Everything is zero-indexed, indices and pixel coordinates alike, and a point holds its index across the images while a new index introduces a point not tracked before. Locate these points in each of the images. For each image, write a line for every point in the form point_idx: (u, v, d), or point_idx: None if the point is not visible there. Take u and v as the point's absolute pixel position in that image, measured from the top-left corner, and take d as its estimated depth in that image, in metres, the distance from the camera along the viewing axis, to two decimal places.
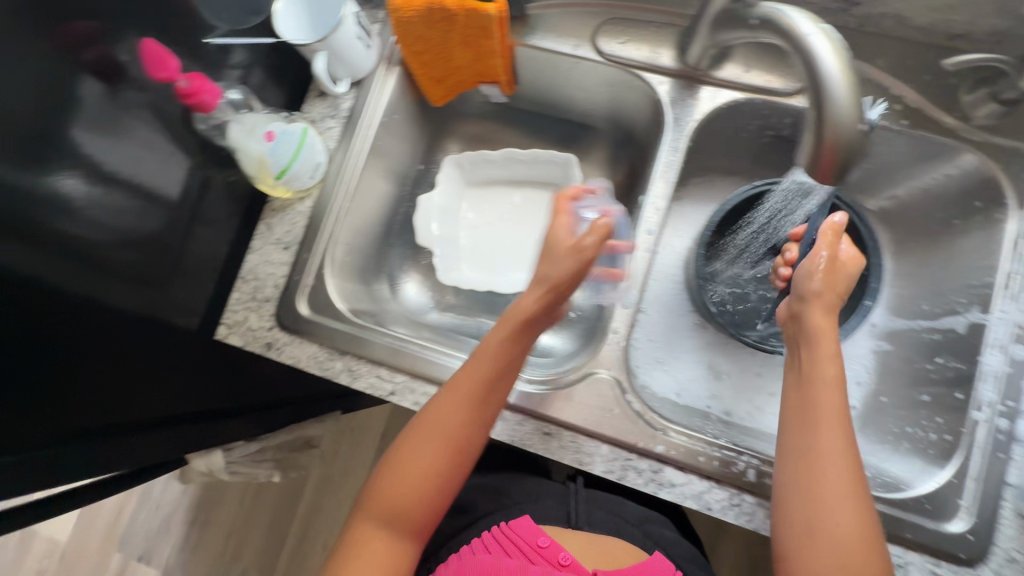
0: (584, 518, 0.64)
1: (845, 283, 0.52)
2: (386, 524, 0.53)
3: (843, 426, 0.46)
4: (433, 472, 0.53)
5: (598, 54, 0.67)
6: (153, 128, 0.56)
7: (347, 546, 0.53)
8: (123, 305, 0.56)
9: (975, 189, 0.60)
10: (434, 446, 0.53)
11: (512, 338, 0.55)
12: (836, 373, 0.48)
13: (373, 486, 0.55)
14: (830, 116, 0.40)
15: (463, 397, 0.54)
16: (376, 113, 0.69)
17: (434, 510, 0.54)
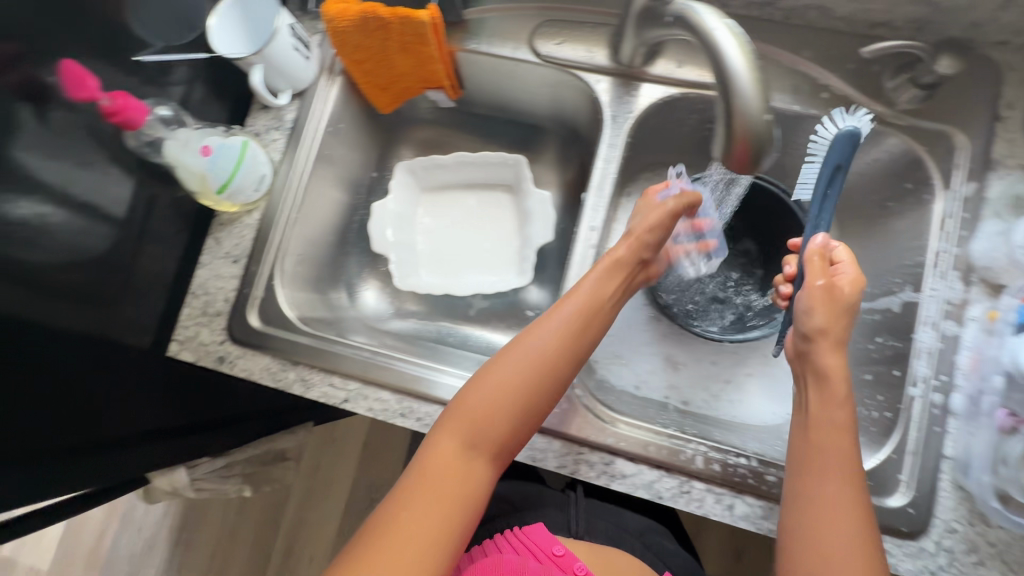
0: (584, 528, 0.67)
1: (848, 314, 0.51)
2: (469, 443, 0.50)
3: (850, 474, 0.46)
4: (523, 389, 0.52)
5: (536, 56, 0.68)
6: (91, 148, 0.56)
7: (420, 463, 0.50)
8: (70, 326, 0.56)
9: (904, 171, 0.62)
10: (529, 363, 0.53)
11: (611, 269, 0.59)
12: (845, 419, 0.48)
13: (453, 405, 0.53)
14: (739, 105, 0.42)
15: (558, 321, 0.55)
16: (321, 124, 0.70)
17: (519, 439, 0.52)
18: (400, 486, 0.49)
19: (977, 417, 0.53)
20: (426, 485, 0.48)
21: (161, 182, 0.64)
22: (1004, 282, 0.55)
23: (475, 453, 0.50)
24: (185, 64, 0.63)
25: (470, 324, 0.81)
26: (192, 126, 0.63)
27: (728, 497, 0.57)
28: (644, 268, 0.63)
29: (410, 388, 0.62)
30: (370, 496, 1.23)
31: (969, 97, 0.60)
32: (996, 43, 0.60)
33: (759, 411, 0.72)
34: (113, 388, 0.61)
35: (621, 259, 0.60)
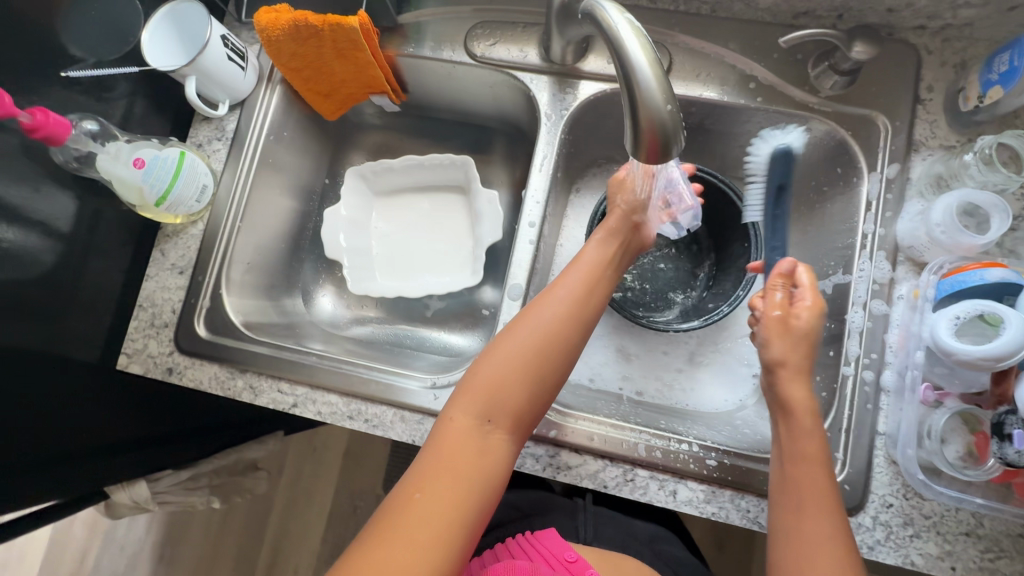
0: (593, 533, 0.66)
1: (807, 340, 0.54)
2: (485, 416, 0.50)
3: (830, 507, 0.47)
4: (532, 361, 0.53)
5: (472, 58, 0.69)
6: (26, 163, 0.56)
7: (436, 440, 0.49)
8: (12, 342, 0.56)
9: (834, 156, 0.64)
10: (535, 335, 0.54)
11: (606, 244, 0.61)
12: (815, 448, 0.50)
13: (463, 383, 0.53)
14: (643, 97, 0.42)
15: (560, 295, 0.57)
16: (263, 132, 0.72)
17: (532, 410, 0.53)
18: (420, 462, 0.48)
19: (905, 392, 0.55)
20: (446, 459, 0.47)
21: (104, 196, 0.64)
22: (926, 260, 0.57)
23: (492, 424, 0.50)
24: (124, 79, 0.64)
25: (426, 326, 0.81)
26: (122, 138, 0.63)
27: (671, 483, 0.58)
28: (640, 243, 0.64)
29: (357, 390, 0.63)
30: (352, 503, 1.22)
31: (889, 82, 0.62)
32: (914, 27, 0.62)
33: (712, 399, 0.72)
34: (66, 402, 0.61)
35: (614, 231, 0.62)
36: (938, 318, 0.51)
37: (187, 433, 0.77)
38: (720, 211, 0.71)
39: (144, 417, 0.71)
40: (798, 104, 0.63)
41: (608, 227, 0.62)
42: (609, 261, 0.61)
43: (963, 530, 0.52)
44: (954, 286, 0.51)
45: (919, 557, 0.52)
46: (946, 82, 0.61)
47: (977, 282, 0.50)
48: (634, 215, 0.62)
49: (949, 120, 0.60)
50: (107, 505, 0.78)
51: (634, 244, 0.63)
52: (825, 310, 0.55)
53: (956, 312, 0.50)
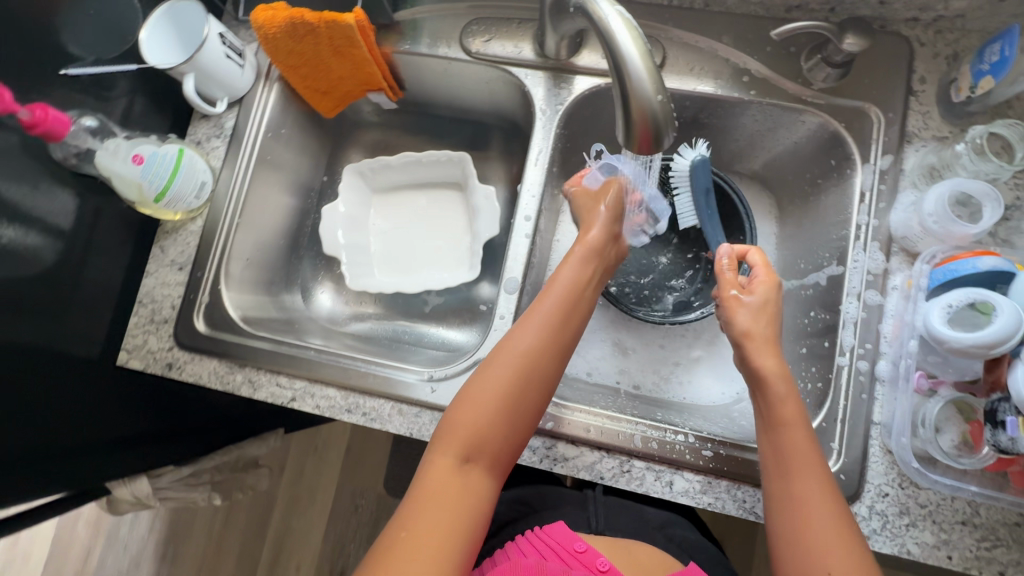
0: (606, 523, 0.62)
1: (772, 315, 0.56)
2: (465, 455, 0.50)
3: (816, 468, 0.48)
4: (511, 395, 0.53)
5: (467, 55, 0.70)
6: (26, 162, 0.56)
7: (419, 483, 0.49)
8: (13, 339, 0.56)
9: (828, 148, 0.64)
10: (514, 367, 0.54)
11: (585, 262, 0.61)
12: (793, 413, 0.50)
13: (444, 421, 0.53)
14: (634, 87, 0.43)
15: (540, 322, 0.56)
16: (261, 128, 0.73)
17: (513, 440, 0.52)
18: (404, 505, 0.48)
19: (899, 381, 0.55)
20: (429, 502, 0.47)
21: (104, 194, 0.65)
22: (920, 250, 0.57)
23: (472, 463, 0.50)
24: (123, 77, 0.64)
25: (425, 322, 0.82)
26: (121, 135, 0.64)
27: (668, 473, 0.58)
28: (618, 253, 0.65)
29: (354, 384, 0.63)
30: (354, 500, 1.23)
31: (881, 74, 0.62)
32: (906, 20, 0.62)
33: (708, 391, 0.73)
34: (67, 398, 0.61)
35: (595, 250, 0.61)
36: (931, 307, 0.51)
37: (185, 429, 0.77)
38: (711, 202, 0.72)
39: (142, 413, 0.71)
40: (791, 96, 0.64)
41: (584, 246, 0.61)
42: (587, 281, 0.60)
43: (960, 519, 0.52)
44: (946, 275, 0.52)
45: (915, 546, 0.52)
46: (938, 73, 0.61)
47: (969, 270, 0.50)
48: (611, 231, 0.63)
49: (942, 111, 0.60)
50: (108, 501, 0.78)
51: (611, 258, 0.63)
52: (779, 282, 0.57)
53: (949, 300, 0.50)
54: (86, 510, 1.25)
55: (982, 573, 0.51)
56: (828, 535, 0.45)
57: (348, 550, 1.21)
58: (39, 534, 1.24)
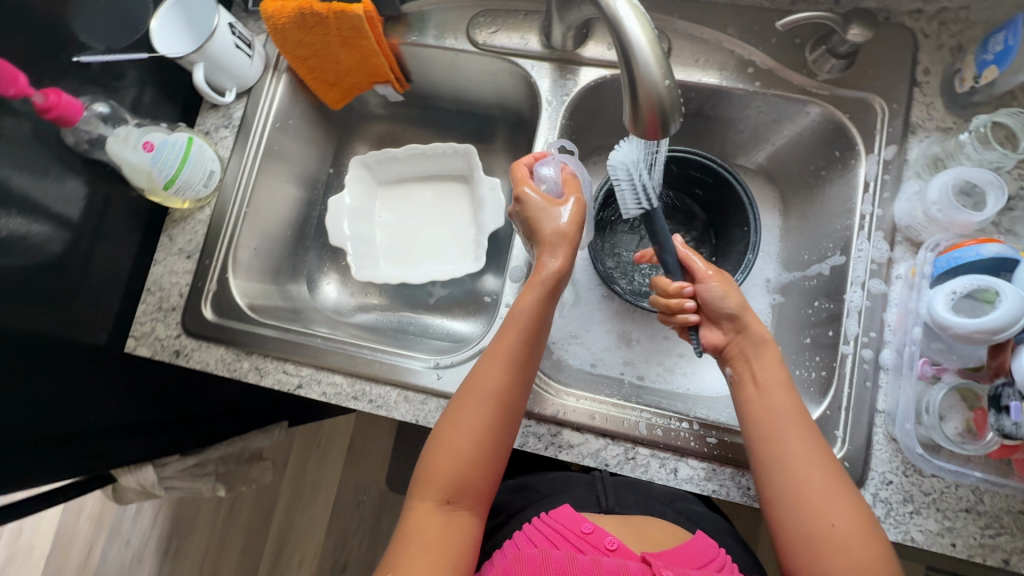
0: (615, 500, 0.63)
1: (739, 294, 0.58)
2: (444, 498, 0.51)
3: (805, 423, 0.50)
4: (482, 439, 0.52)
5: (474, 46, 0.70)
6: (37, 149, 0.57)
7: (404, 529, 0.50)
8: (24, 325, 0.56)
9: (832, 139, 0.64)
10: (483, 410, 0.53)
11: (548, 297, 0.57)
12: (783, 378, 0.53)
13: (420, 466, 0.53)
14: (642, 71, 0.43)
15: (505, 363, 0.54)
16: (269, 118, 0.73)
17: (490, 475, 0.53)
18: (393, 551, 0.49)
19: (902, 369, 0.55)
20: (415, 547, 0.48)
21: (114, 182, 0.65)
22: (924, 239, 0.57)
23: (453, 505, 0.51)
24: (133, 67, 0.65)
25: (431, 313, 0.82)
26: (132, 122, 0.64)
27: (673, 461, 0.58)
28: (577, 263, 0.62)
29: (361, 371, 0.63)
30: (356, 495, 1.23)
31: (885, 65, 0.63)
32: (911, 11, 0.63)
33: (712, 382, 0.73)
34: (75, 384, 0.62)
35: (556, 287, 0.58)
36: (935, 294, 0.51)
37: (193, 418, 0.78)
38: (714, 190, 0.72)
39: (149, 400, 0.71)
40: (796, 88, 0.64)
41: (542, 281, 0.57)
42: (549, 312, 0.57)
43: (963, 506, 0.52)
44: (950, 263, 0.52)
45: (919, 533, 0.52)
46: (942, 65, 0.62)
47: (973, 257, 0.51)
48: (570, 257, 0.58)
49: (946, 102, 0.61)
50: (114, 489, 0.79)
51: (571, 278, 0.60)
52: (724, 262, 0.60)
53: (952, 288, 0.50)
54: (89, 504, 1.25)
55: (986, 560, 0.51)
56: (823, 483, 0.48)
57: (350, 545, 1.21)
58: (43, 528, 1.24)
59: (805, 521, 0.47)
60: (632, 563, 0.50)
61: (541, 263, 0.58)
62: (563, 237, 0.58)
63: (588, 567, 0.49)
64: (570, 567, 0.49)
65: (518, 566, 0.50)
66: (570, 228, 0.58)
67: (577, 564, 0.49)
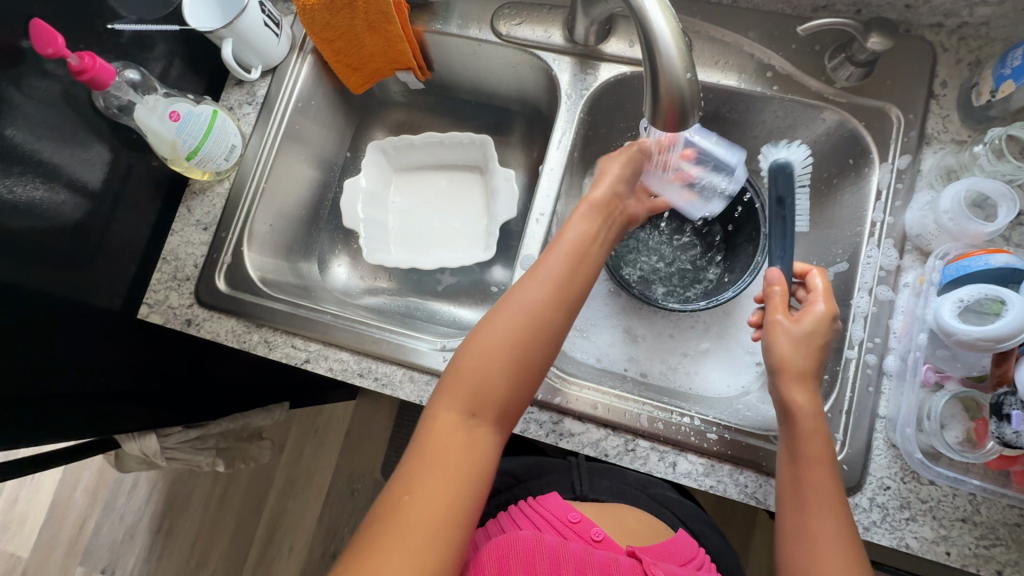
0: (590, 487, 0.66)
1: (823, 347, 0.53)
2: (469, 410, 0.48)
3: (835, 509, 0.48)
4: (516, 349, 0.50)
5: (497, 37, 0.72)
6: (66, 113, 0.58)
7: (422, 441, 0.47)
8: (46, 288, 0.58)
9: (846, 147, 0.65)
10: (517, 324, 0.51)
11: (591, 222, 0.57)
12: (818, 451, 0.50)
13: (446, 377, 0.51)
14: (665, 67, 0.44)
15: (547, 279, 0.52)
16: (292, 97, 0.75)
17: (518, 395, 0.50)
18: (405, 465, 0.46)
19: (906, 375, 0.56)
20: (433, 462, 0.46)
21: (136, 151, 0.67)
22: (933, 248, 0.58)
23: (477, 419, 0.48)
24: (162, 39, 0.66)
25: (438, 300, 0.83)
26: (160, 91, 0.65)
27: (672, 455, 0.59)
28: (624, 219, 0.61)
29: (369, 348, 0.64)
30: (351, 483, 1.23)
31: (903, 75, 0.63)
32: (931, 25, 0.63)
33: (713, 383, 0.73)
34: (91, 351, 0.63)
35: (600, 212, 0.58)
36: (942, 301, 0.52)
37: (197, 394, 0.78)
38: None
39: (154, 370, 0.71)
40: (813, 93, 0.65)
41: (584, 213, 0.57)
42: (591, 247, 0.56)
43: (960, 516, 0.52)
44: (958, 271, 0.53)
45: (914, 540, 0.52)
46: (960, 79, 0.63)
47: (982, 267, 0.51)
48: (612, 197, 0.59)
49: (962, 115, 0.61)
50: (117, 455, 0.80)
51: (617, 217, 0.60)
52: (829, 317, 0.53)
53: (959, 295, 0.51)
54: (86, 477, 1.26)
55: (980, 571, 0.51)
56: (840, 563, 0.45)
57: (341, 533, 1.21)
58: (39, 498, 1.26)
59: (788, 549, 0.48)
60: (621, 557, 0.51)
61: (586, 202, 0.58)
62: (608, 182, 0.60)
63: (581, 557, 0.48)
64: (563, 557, 0.48)
65: (511, 549, 0.48)
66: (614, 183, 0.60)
67: (569, 551, 0.49)
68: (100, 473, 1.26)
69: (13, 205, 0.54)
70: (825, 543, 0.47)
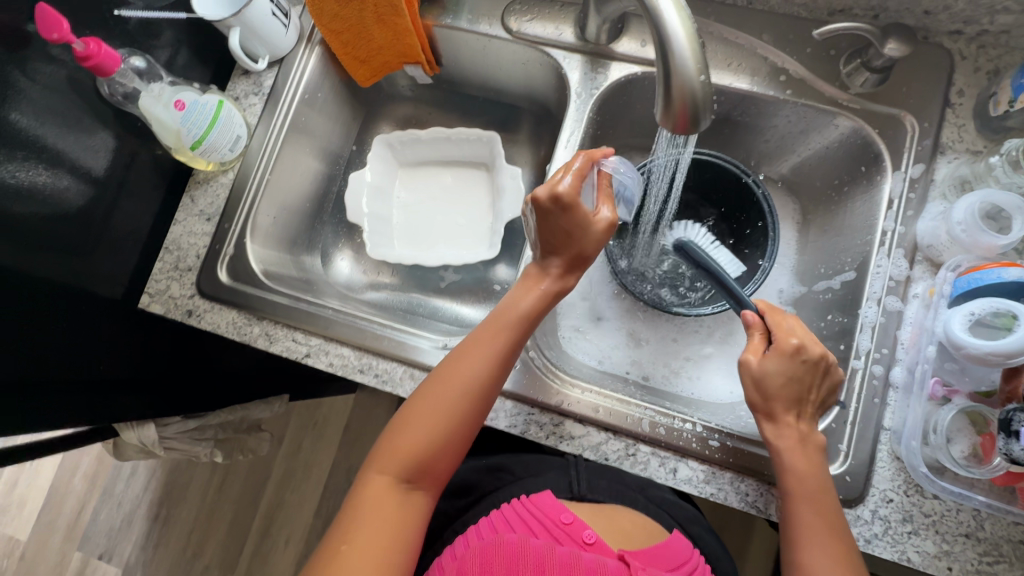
0: (588, 486, 0.63)
1: (797, 384, 0.52)
2: (405, 476, 0.51)
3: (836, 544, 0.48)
4: (455, 423, 0.52)
5: (507, 33, 0.71)
6: (71, 99, 0.58)
7: (357, 502, 0.49)
8: (47, 275, 0.57)
9: (858, 154, 0.65)
10: (459, 398, 0.53)
11: (544, 300, 0.58)
12: (815, 491, 0.50)
13: (385, 440, 0.52)
14: (678, 70, 0.44)
15: (490, 355, 0.54)
16: (298, 88, 0.74)
17: (451, 462, 0.54)
18: (340, 521, 0.49)
19: (913, 388, 0.55)
20: (370, 522, 0.48)
21: (140, 139, 0.66)
22: (944, 260, 0.57)
23: (410, 486, 0.51)
24: (169, 27, 0.66)
25: (440, 297, 0.82)
26: (166, 79, 0.65)
27: (673, 460, 0.58)
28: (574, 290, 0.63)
29: (369, 345, 0.64)
30: (348, 477, 1.23)
31: (919, 83, 0.62)
32: (950, 32, 0.62)
33: (716, 389, 0.72)
34: (91, 340, 0.62)
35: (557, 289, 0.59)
36: (952, 314, 0.51)
37: (196, 384, 0.77)
38: (735, 197, 0.71)
39: (154, 360, 0.71)
40: (827, 99, 0.64)
41: (538, 291, 0.58)
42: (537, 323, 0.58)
43: (963, 531, 0.52)
44: (970, 284, 0.52)
45: (915, 554, 0.52)
46: (978, 87, 0.61)
47: (994, 280, 0.50)
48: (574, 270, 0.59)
49: (978, 125, 0.60)
50: (116, 444, 0.80)
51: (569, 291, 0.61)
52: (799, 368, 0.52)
53: (971, 308, 0.50)
54: (85, 463, 1.26)
55: None
56: None
57: None
58: (38, 482, 1.26)
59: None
60: (610, 560, 0.50)
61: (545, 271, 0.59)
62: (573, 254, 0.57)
63: (566, 562, 0.49)
64: (549, 561, 0.49)
65: (494, 554, 0.50)
66: (582, 248, 0.57)
67: (555, 561, 0.49)
68: (99, 459, 1.26)
69: (17, 190, 0.54)
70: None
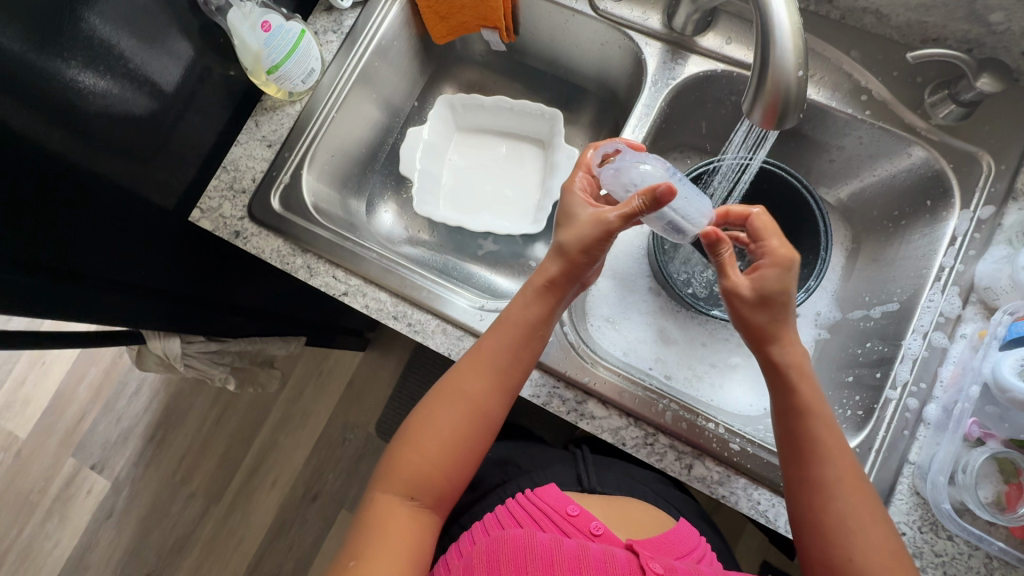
0: (598, 482, 0.64)
1: (787, 298, 0.52)
2: (408, 493, 0.51)
3: (845, 458, 0.49)
4: (458, 439, 0.52)
5: (593, 10, 0.70)
6: (161, 5, 0.59)
7: (366, 516, 0.50)
8: (112, 173, 0.58)
9: (927, 188, 0.63)
10: (461, 417, 0.53)
11: (539, 300, 0.55)
12: (824, 426, 0.50)
13: (388, 458, 0.53)
14: (776, 64, 0.44)
15: (486, 365, 0.54)
16: (376, 34, 0.74)
17: (456, 480, 0.53)
18: (351, 532, 0.50)
19: (946, 427, 0.54)
20: (376, 538, 0.48)
21: (217, 56, 0.67)
22: (1000, 304, 0.56)
23: (416, 501, 0.51)
24: None
25: (476, 265, 0.82)
26: None
27: (690, 457, 0.58)
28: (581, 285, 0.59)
29: (407, 293, 0.65)
30: (344, 431, 1.24)
31: (1001, 126, 0.62)
32: None
33: (737, 400, 0.71)
34: (140, 245, 0.64)
35: (551, 285, 0.55)
36: (1002, 357, 0.50)
37: (224, 306, 0.78)
38: (795, 212, 0.69)
39: (190, 275, 0.72)
40: (905, 125, 0.63)
41: (530, 291, 0.56)
42: (535, 324, 0.55)
43: None
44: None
45: None
46: None
47: None
48: (572, 271, 0.55)
49: None
50: (137, 353, 0.82)
51: (575, 285, 0.57)
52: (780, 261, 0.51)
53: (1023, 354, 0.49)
54: (93, 373, 1.29)
55: None
56: (850, 512, 0.47)
57: (325, 478, 1.22)
58: (46, 383, 1.29)
59: (802, 500, 0.49)
60: (618, 550, 0.49)
61: (542, 267, 0.56)
62: (565, 254, 0.54)
63: (575, 555, 0.46)
64: (557, 555, 0.46)
65: (501, 551, 0.47)
66: (574, 246, 0.54)
67: (563, 550, 0.47)
68: (108, 370, 1.29)
69: (97, 83, 0.55)
70: (840, 493, 0.47)
